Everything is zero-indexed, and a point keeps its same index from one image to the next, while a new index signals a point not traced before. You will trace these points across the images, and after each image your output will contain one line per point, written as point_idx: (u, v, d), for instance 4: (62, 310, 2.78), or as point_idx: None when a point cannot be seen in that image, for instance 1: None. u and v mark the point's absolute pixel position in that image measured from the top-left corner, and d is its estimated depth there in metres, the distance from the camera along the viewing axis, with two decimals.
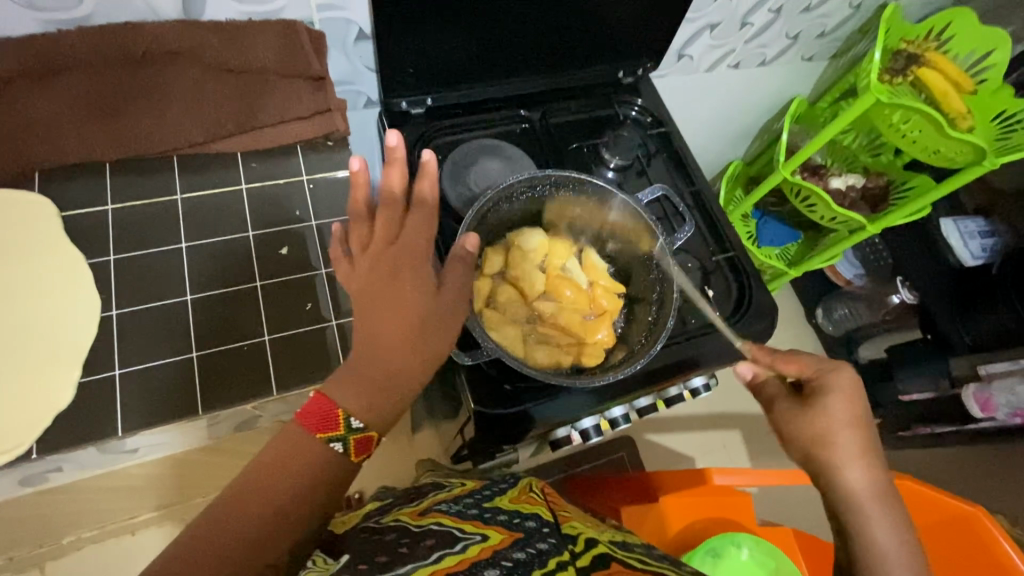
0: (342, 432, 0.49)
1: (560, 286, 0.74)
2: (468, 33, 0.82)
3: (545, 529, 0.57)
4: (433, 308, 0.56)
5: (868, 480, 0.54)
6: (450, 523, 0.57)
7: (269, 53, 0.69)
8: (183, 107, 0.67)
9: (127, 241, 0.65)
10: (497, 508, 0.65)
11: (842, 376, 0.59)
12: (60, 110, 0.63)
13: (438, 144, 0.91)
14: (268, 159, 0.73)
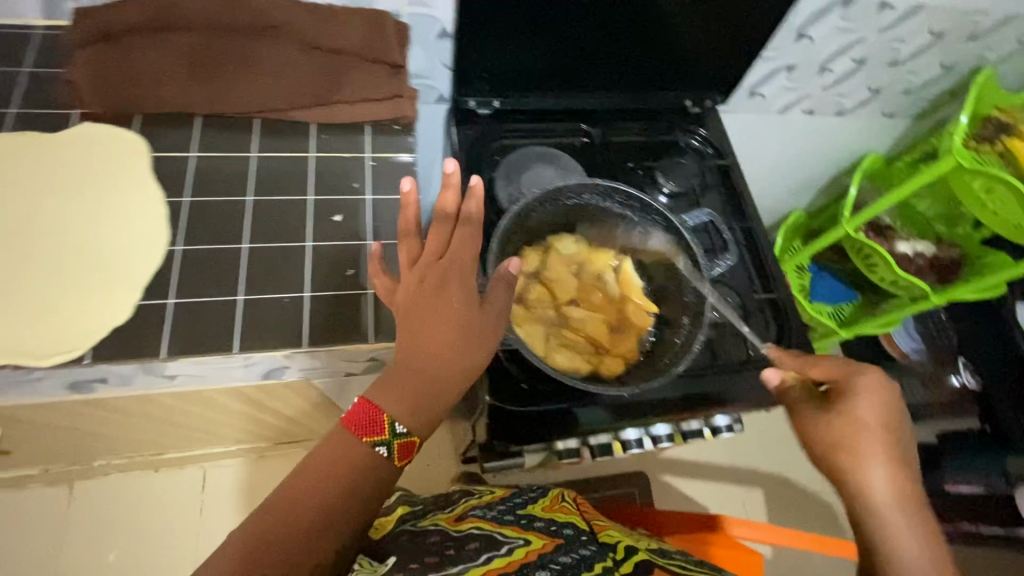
0: (387, 436, 0.53)
1: (592, 294, 0.75)
2: (542, 43, 0.86)
3: (584, 536, 0.70)
4: (475, 322, 0.58)
5: (897, 487, 0.53)
6: (491, 529, 0.73)
7: (356, 39, 0.76)
8: (273, 75, 0.73)
9: (201, 189, 0.71)
10: (534, 513, 0.79)
11: (867, 381, 0.57)
12: (168, 63, 0.71)
13: (498, 145, 0.94)
14: (340, 133, 0.77)
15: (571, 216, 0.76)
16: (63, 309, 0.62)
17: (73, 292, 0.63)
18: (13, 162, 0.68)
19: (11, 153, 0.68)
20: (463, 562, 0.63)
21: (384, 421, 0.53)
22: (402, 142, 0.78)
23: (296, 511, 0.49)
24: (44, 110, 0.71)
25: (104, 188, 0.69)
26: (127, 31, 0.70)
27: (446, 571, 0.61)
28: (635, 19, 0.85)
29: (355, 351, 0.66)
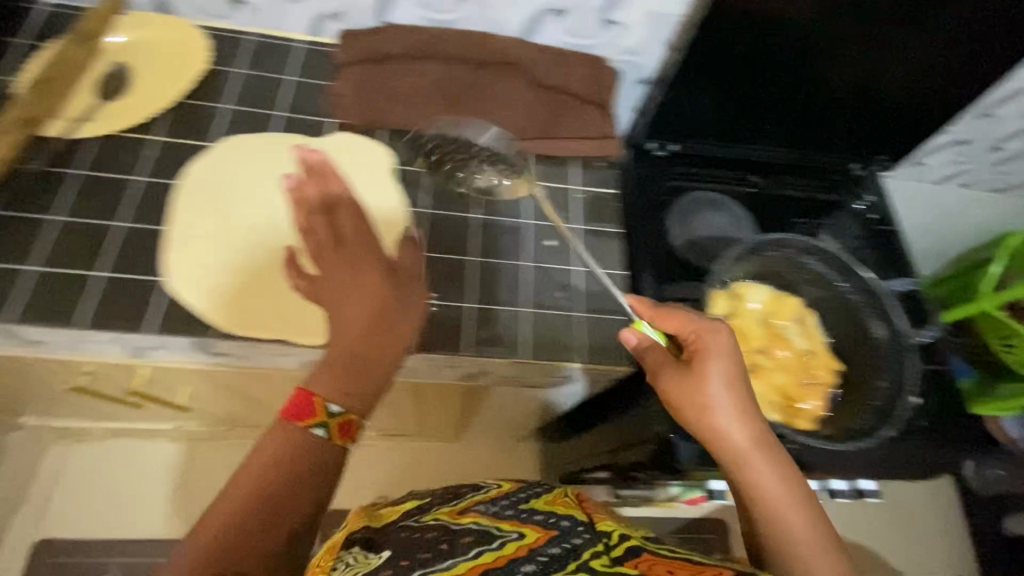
0: (320, 416, 0.48)
1: (777, 343, 0.77)
2: (728, 95, 0.91)
3: (582, 527, 0.49)
4: (390, 299, 0.53)
5: (767, 461, 0.52)
6: (487, 524, 0.49)
7: (580, 81, 0.82)
8: (506, 108, 0.81)
9: (433, 201, 0.78)
10: (536, 508, 0.53)
11: (671, 324, 0.57)
12: (420, 88, 0.80)
13: (669, 185, 0.98)
14: (551, 165, 0.82)
15: (761, 267, 0.80)
16: (317, 299, 0.67)
17: None
18: (272, 158, 0.74)
19: (272, 149, 0.75)
20: (446, 559, 0.45)
21: (315, 403, 0.48)
22: (605, 177, 0.83)
23: (277, 506, 0.45)
24: (304, 116, 0.79)
25: (345, 189, 0.74)
26: (393, 57, 0.80)
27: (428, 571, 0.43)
28: (819, 83, 0.90)
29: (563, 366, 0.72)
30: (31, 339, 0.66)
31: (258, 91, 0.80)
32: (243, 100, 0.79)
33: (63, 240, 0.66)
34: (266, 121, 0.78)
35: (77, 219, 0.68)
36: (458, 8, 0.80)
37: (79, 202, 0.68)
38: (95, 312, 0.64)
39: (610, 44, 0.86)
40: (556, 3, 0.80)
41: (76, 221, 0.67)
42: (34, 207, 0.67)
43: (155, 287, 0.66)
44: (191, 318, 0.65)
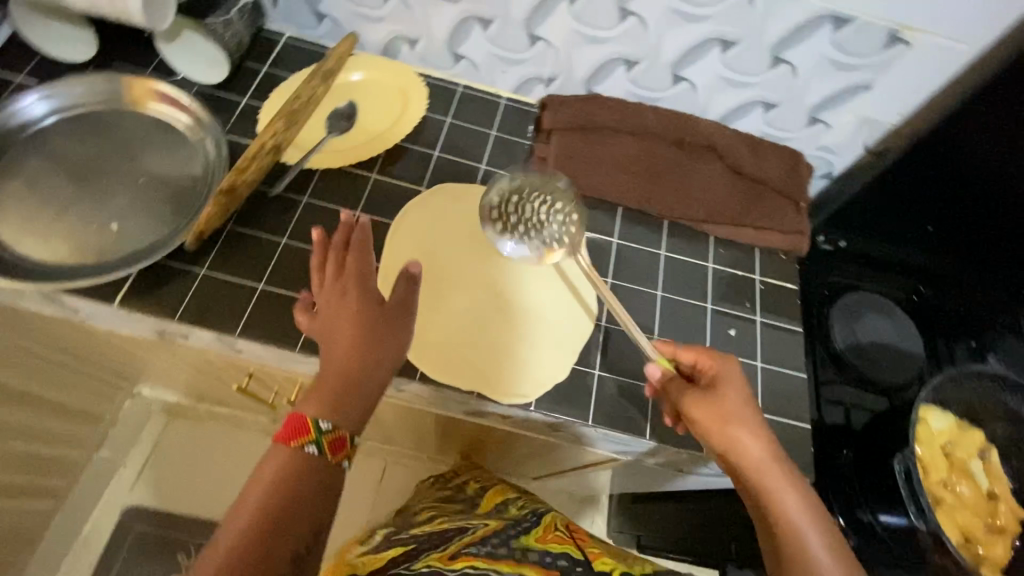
0: (314, 435, 0.51)
1: (957, 477, 0.74)
2: (925, 191, 0.84)
3: (579, 567, 0.59)
4: (373, 315, 0.58)
5: (783, 483, 0.54)
6: (485, 565, 0.57)
7: (776, 173, 0.83)
8: (701, 191, 0.81)
9: (621, 273, 0.78)
10: (530, 544, 0.64)
11: (690, 354, 0.63)
12: (620, 160, 0.81)
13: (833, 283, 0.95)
14: (735, 251, 0.82)
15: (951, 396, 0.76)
16: (514, 355, 0.70)
17: (522, 338, 0.72)
18: (480, 210, 0.78)
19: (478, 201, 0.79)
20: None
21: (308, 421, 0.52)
22: (789, 271, 0.82)
23: (271, 523, 0.48)
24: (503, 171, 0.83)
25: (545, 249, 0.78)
26: (597, 128, 0.82)
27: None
28: None
29: None
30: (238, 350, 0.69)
31: (461, 140, 0.84)
32: (447, 148, 0.83)
33: (285, 261, 0.70)
34: (468, 171, 0.82)
35: (296, 242, 0.72)
36: (667, 88, 0.82)
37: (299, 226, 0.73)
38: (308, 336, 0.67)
39: (807, 140, 0.85)
40: (766, 97, 0.80)
41: (298, 245, 0.72)
42: (258, 223, 0.72)
43: None
44: None
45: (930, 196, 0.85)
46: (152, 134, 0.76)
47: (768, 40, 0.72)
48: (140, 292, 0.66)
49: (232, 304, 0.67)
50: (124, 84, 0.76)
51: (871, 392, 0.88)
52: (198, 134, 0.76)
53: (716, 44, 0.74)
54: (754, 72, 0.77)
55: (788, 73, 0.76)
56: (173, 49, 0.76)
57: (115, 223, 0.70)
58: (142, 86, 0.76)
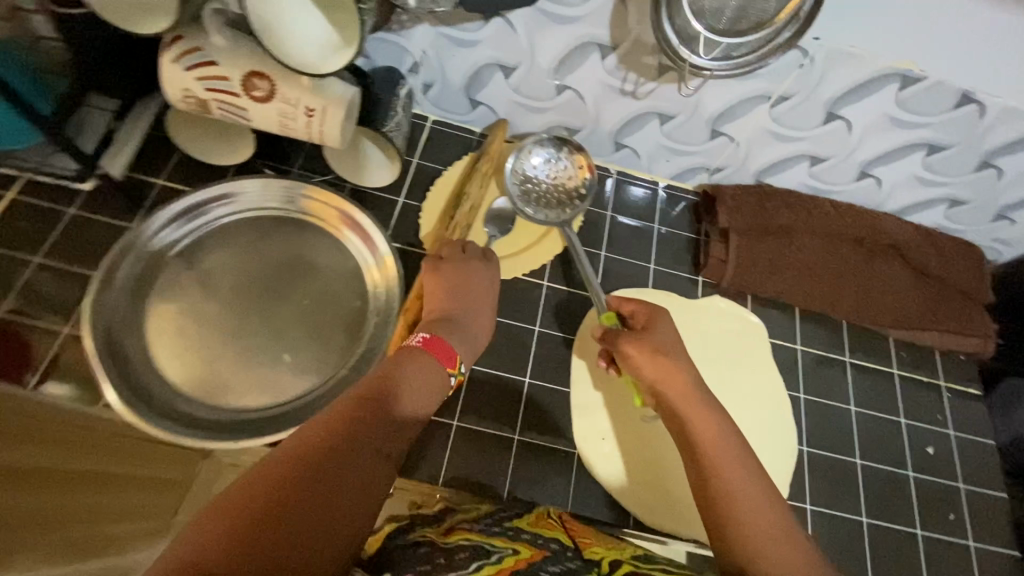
0: (456, 372, 0.55)
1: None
2: None
3: (570, 553, 0.50)
4: (482, 280, 0.63)
5: (697, 408, 0.54)
6: (478, 539, 0.49)
7: (962, 273, 0.79)
8: (887, 293, 0.77)
9: (810, 385, 0.74)
10: (521, 527, 0.54)
11: (632, 304, 0.64)
12: (804, 263, 0.77)
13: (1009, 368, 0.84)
14: (918, 354, 0.78)
15: None
16: None
17: None
18: None
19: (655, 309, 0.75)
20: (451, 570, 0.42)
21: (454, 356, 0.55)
22: (973, 375, 0.78)
23: (340, 447, 0.42)
24: (672, 271, 0.79)
25: (731, 363, 0.73)
26: (778, 228, 0.77)
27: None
28: None
29: None
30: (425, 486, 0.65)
31: (626, 237, 0.80)
32: (611, 247, 0.79)
33: (472, 388, 0.68)
34: (637, 273, 0.78)
35: (479, 368, 0.69)
36: (847, 183, 0.77)
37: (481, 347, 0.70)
38: (507, 474, 0.64)
39: (985, 233, 0.81)
40: (958, 196, 0.76)
41: (483, 371, 0.69)
42: None
43: (563, 454, 0.66)
44: (595, 490, 0.65)
45: None
46: (319, 245, 0.69)
47: (984, 147, 0.68)
48: None
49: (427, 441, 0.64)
50: (303, 194, 0.70)
51: None
52: (384, 283, 0.67)
53: (921, 146, 0.69)
54: (955, 173, 0.72)
55: (993, 176, 0.72)
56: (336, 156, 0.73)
57: (289, 354, 0.63)
58: (324, 200, 0.70)
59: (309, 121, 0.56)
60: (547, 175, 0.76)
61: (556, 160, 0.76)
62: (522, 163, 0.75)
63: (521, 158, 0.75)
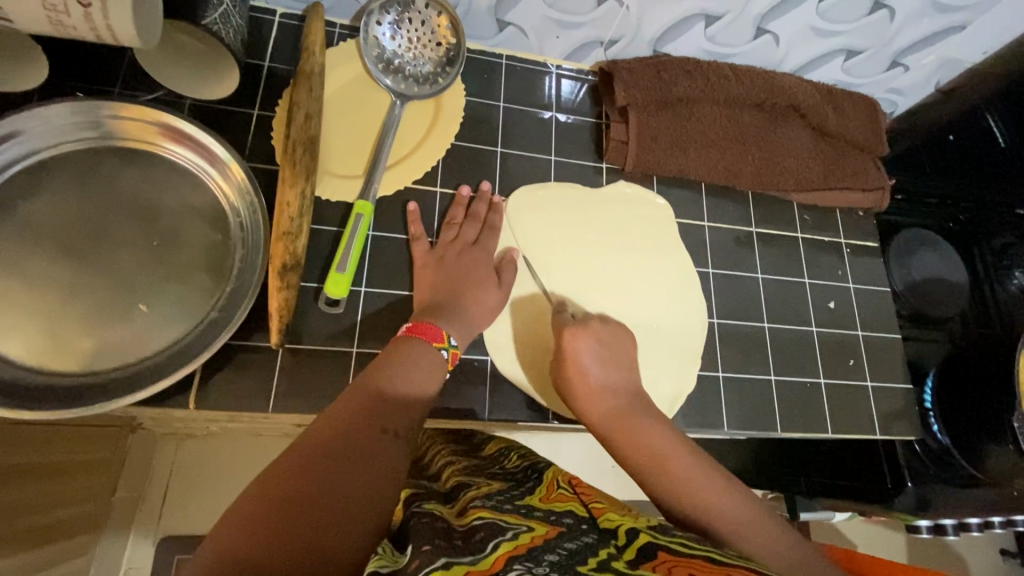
0: (447, 344, 0.57)
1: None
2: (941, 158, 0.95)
3: (585, 526, 0.49)
4: (480, 261, 0.64)
5: (644, 421, 0.58)
6: (492, 516, 0.49)
7: (859, 128, 0.78)
8: (790, 157, 0.76)
9: (717, 259, 0.74)
10: (533, 505, 0.55)
11: (487, 213, 0.67)
12: (706, 136, 0.73)
13: (880, 224, 0.96)
14: (819, 215, 0.79)
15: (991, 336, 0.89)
16: None
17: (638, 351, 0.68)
18: (565, 212, 0.70)
19: (558, 203, 0.71)
20: (469, 552, 0.42)
21: (444, 332, 0.57)
22: (870, 229, 0.81)
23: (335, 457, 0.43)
24: (573, 160, 0.74)
25: (638, 248, 0.72)
26: (677, 99, 0.72)
27: (450, 561, 0.40)
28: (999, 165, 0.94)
29: (858, 437, 0.73)
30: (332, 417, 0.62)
31: (522, 127, 0.73)
32: (506, 141, 0.72)
33: (370, 312, 0.62)
34: (538, 166, 0.72)
35: (373, 290, 0.63)
36: (743, 43, 0.73)
37: (372, 266, 0.63)
38: None
39: (878, 85, 0.81)
40: (853, 45, 0.73)
41: (379, 293, 0.63)
42: (311, 279, 0.61)
43: (472, 362, 0.64)
44: (510, 392, 0.64)
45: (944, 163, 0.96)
46: (156, 176, 0.60)
47: None
48: (214, 378, 0.57)
49: (326, 376, 0.59)
50: (109, 114, 0.59)
51: (932, 328, 0.92)
52: (239, 195, 0.60)
53: None
54: (849, 18, 0.69)
55: (885, 18, 0.70)
56: (168, 73, 0.60)
57: (145, 304, 0.56)
58: (141, 119, 0.60)
59: (85, 13, 0.45)
60: (401, 48, 0.68)
61: (408, 24, 0.67)
62: (371, 33, 0.68)
63: (367, 31, 0.68)
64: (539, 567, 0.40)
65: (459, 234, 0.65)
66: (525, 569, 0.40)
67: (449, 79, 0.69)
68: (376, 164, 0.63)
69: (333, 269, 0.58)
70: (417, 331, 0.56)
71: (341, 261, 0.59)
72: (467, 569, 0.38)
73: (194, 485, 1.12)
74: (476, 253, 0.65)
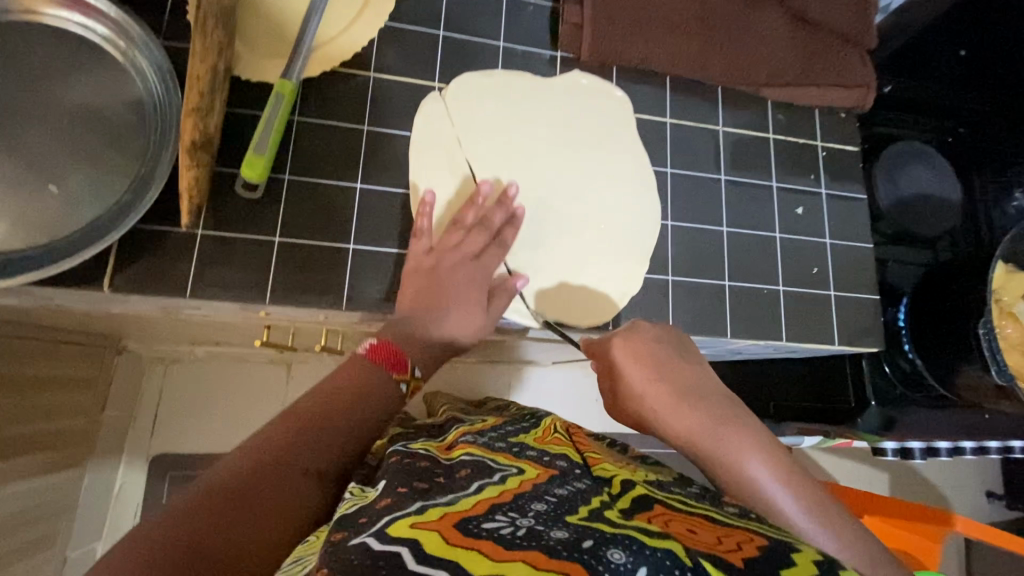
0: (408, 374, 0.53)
1: (1002, 321, 0.74)
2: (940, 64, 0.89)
3: (580, 471, 0.47)
4: (463, 252, 0.59)
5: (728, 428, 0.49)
6: (483, 455, 0.48)
7: (844, 16, 0.71)
8: (763, 46, 0.70)
9: (678, 159, 0.69)
10: (526, 444, 0.53)
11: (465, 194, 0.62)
12: (670, 21, 0.67)
13: (866, 135, 0.89)
14: (795, 115, 0.73)
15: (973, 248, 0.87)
16: (578, 267, 0.64)
17: (583, 250, 0.65)
18: (509, 103, 0.66)
19: (502, 93, 0.66)
20: (447, 492, 0.40)
21: (409, 361, 0.53)
22: (851, 132, 0.74)
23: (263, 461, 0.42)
24: (524, 48, 0.68)
25: (588, 144, 0.67)
26: None
27: (427, 505, 0.38)
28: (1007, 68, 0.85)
29: (818, 349, 0.70)
30: (262, 311, 0.61)
31: (466, 11, 0.67)
32: (450, 25, 0.67)
33: (295, 202, 0.59)
34: (485, 53, 0.67)
35: (298, 179, 0.59)
36: None
37: (297, 154, 0.60)
38: (347, 279, 0.59)
39: None
40: None
41: (304, 181, 0.60)
42: (230, 166, 0.58)
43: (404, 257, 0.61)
44: None
45: (946, 69, 0.89)
46: (63, 51, 0.57)
47: None
48: (129, 266, 0.55)
49: (248, 265, 0.57)
50: None
51: (917, 247, 0.86)
52: (156, 76, 0.57)
53: None
54: None
55: None
56: None
57: (54, 183, 0.53)
58: None
59: None
60: None
61: None
62: None
63: None
64: (525, 517, 0.37)
65: (451, 234, 0.60)
66: (509, 519, 0.37)
67: None
68: (300, 43, 0.57)
69: (250, 149, 0.55)
70: (383, 351, 0.52)
71: (258, 142, 0.55)
72: (442, 513, 0.36)
73: (181, 408, 1.15)
74: (450, 246, 0.59)
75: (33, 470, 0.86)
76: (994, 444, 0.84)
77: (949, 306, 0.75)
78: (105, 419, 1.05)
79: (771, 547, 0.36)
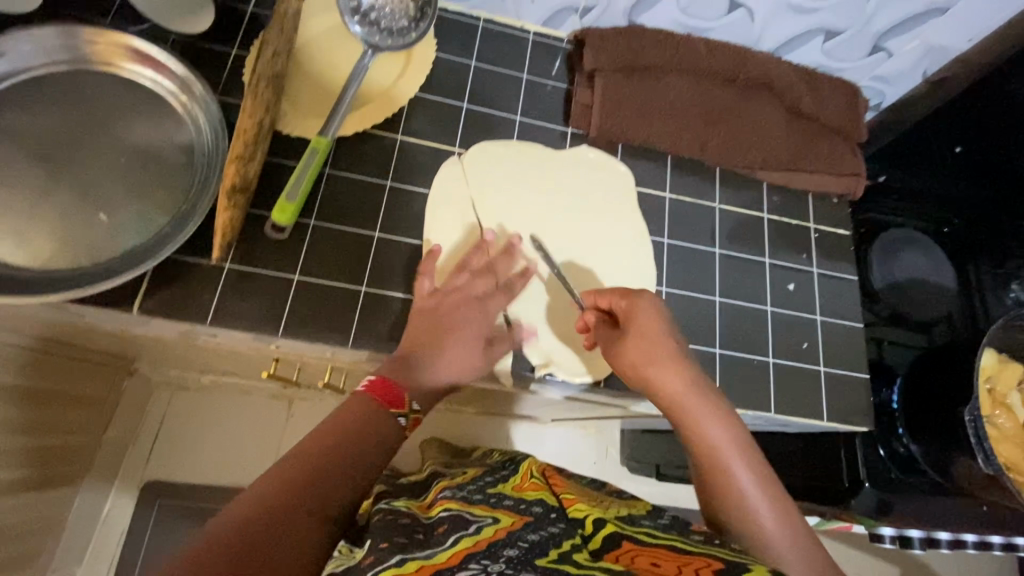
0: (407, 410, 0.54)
1: (995, 410, 0.75)
2: None
3: (554, 514, 0.47)
4: (464, 297, 0.63)
5: (709, 411, 0.56)
6: (461, 507, 0.47)
7: (834, 112, 0.78)
8: (760, 132, 0.76)
9: (675, 231, 0.74)
10: (504, 493, 0.52)
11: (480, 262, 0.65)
12: (672, 106, 0.74)
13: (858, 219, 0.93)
14: (790, 197, 0.78)
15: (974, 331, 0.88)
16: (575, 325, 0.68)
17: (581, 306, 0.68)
18: (519, 168, 0.72)
19: (515, 159, 0.72)
20: (426, 547, 0.41)
21: (406, 396, 0.55)
22: (842, 216, 0.79)
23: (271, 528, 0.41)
24: (538, 121, 0.75)
25: (591, 210, 0.72)
26: (645, 68, 0.74)
27: (405, 557, 0.39)
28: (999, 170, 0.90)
29: (807, 424, 0.70)
30: (274, 345, 0.64)
31: (489, 87, 0.75)
32: (474, 98, 0.74)
33: (315, 246, 0.64)
34: (502, 124, 0.74)
35: (321, 224, 0.65)
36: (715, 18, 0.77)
37: (324, 201, 0.66)
38: (355, 320, 0.62)
39: (863, 41, 0.81)
40: (832, 26, 0.79)
41: (326, 227, 0.65)
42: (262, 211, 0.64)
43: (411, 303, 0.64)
44: None
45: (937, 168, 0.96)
46: (131, 98, 0.65)
47: None
48: (157, 296, 0.59)
49: (265, 302, 0.61)
50: (84, 38, 0.64)
51: (914, 331, 0.88)
52: (207, 128, 0.65)
53: None
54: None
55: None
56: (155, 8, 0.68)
57: (105, 213, 0.59)
58: (113, 44, 0.64)
59: None
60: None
61: None
62: None
63: None
64: (495, 563, 0.38)
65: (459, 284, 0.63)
66: (481, 567, 0.37)
67: (420, 33, 0.70)
68: (339, 106, 0.64)
69: (283, 196, 0.61)
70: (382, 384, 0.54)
71: (292, 189, 0.61)
72: (418, 566, 0.38)
73: (179, 436, 1.16)
74: (451, 288, 0.63)
75: (30, 483, 0.87)
76: (997, 540, 0.83)
77: (943, 392, 0.76)
78: (106, 441, 1.06)
79: (727, 569, 0.38)
